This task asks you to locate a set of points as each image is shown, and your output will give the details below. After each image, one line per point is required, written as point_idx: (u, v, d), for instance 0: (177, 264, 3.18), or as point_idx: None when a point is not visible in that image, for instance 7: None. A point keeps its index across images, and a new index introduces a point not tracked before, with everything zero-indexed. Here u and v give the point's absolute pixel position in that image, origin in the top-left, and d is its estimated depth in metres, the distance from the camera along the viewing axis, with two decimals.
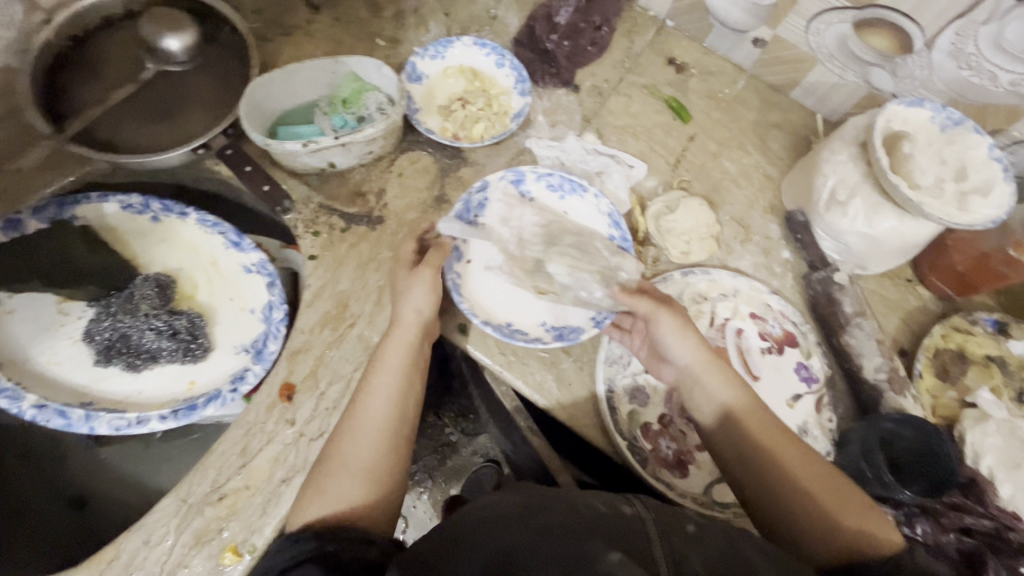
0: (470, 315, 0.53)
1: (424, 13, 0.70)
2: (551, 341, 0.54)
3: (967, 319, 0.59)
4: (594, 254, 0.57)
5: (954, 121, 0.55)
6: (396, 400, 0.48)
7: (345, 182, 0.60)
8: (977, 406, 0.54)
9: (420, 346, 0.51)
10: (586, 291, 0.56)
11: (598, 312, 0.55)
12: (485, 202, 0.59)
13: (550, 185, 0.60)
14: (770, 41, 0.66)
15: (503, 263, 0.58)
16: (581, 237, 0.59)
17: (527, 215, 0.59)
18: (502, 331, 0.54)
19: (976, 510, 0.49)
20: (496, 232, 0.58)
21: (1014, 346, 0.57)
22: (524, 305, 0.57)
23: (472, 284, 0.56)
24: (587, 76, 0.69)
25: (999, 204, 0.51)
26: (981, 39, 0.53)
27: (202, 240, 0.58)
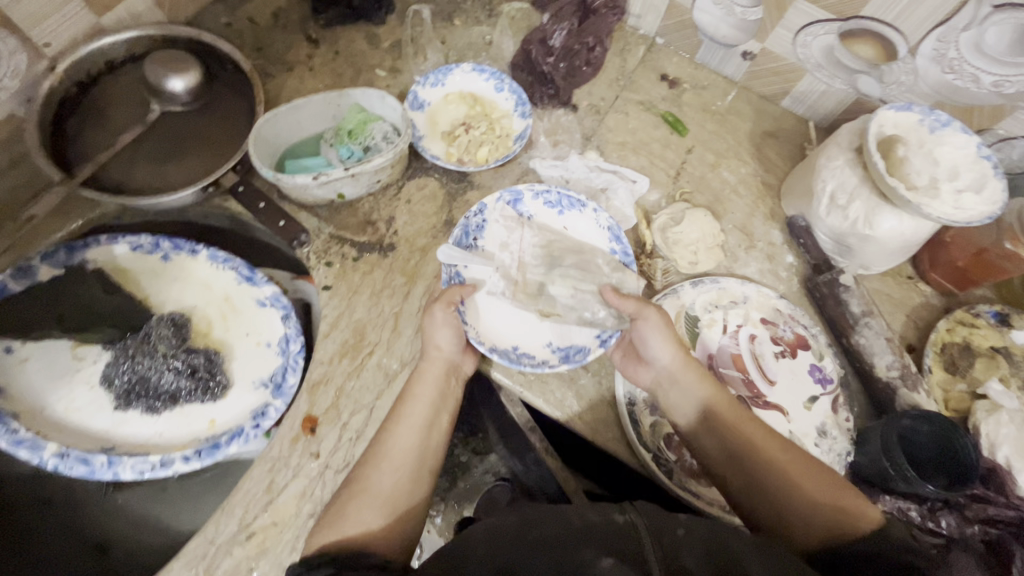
0: (476, 343, 0.53)
1: (422, 42, 0.71)
2: (558, 363, 0.54)
3: (970, 312, 0.60)
4: (596, 272, 0.58)
5: (942, 123, 0.57)
6: (425, 432, 0.49)
7: (354, 212, 0.61)
8: (988, 397, 0.55)
9: (450, 382, 0.52)
10: (590, 312, 0.56)
11: (603, 330, 0.55)
12: (484, 225, 0.59)
13: (547, 203, 0.61)
14: (758, 54, 0.68)
15: (505, 288, 0.57)
16: (582, 255, 0.59)
17: (526, 237, 0.60)
18: (509, 356, 0.54)
19: (999, 501, 0.51)
20: (496, 257, 0.59)
21: (1017, 336, 0.58)
22: (529, 328, 0.57)
23: (476, 310, 0.56)
24: (584, 96, 0.71)
25: (993, 201, 0.52)
26: (962, 44, 0.55)
27: (214, 277, 0.58)
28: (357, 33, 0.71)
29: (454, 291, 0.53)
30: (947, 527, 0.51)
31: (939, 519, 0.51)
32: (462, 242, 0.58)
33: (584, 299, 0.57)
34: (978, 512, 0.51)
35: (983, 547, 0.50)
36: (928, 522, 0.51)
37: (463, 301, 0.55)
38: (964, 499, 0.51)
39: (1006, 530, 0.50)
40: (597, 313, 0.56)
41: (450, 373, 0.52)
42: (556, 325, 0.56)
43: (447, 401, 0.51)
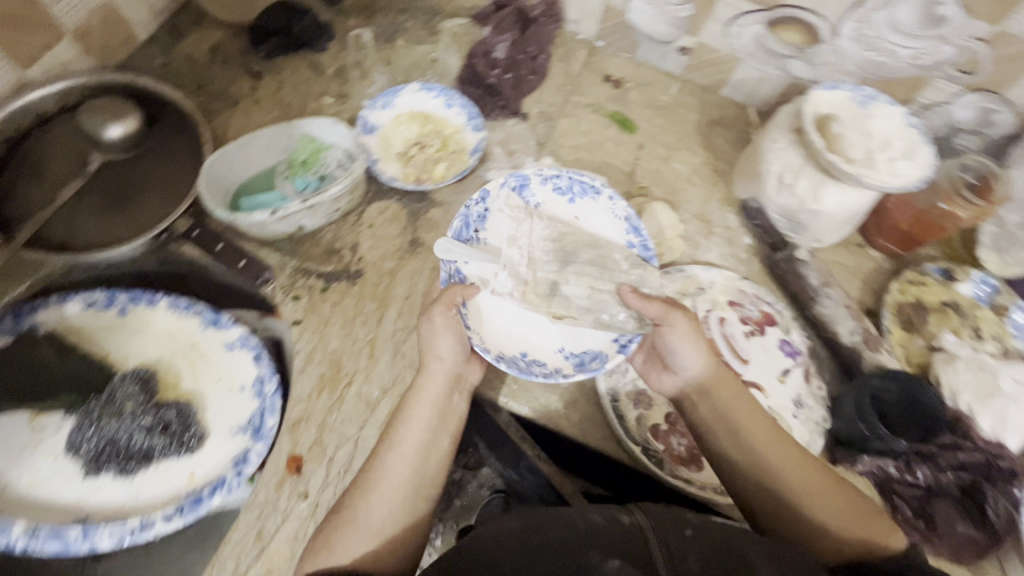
0: (482, 352, 0.53)
1: (366, 66, 0.71)
2: (573, 372, 0.53)
3: (918, 271, 0.63)
4: (613, 268, 0.57)
5: (869, 98, 0.61)
6: (420, 461, 0.48)
7: (317, 243, 0.60)
8: (943, 349, 0.58)
9: (451, 398, 0.51)
10: (609, 314, 0.55)
11: (620, 333, 0.54)
12: (486, 215, 0.59)
13: (558, 189, 0.61)
14: (694, 48, 0.71)
15: (514, 289, 0.57)
16: (597, 249, 0.59)
17: (536, 228, 0.60)
18: (519, 364, 0.53)
19: (967, 446, 0.53)
20: (505, 253, 0.58)
21: (962, 288, 0.62)
22: (540, 332, 0.56)
23: (485, 312, 0.56)
24: (533, 103, 0.72)
25: (923, 166, 0.56)
26: (880, 23, 0.59)
27: (177, 325, 0.56)
28: (299, 63, 0.71)
29: (455, 291, 0.52)
30: (922, 478, 0.53)
31: (915, 471, 0.53)
32: (463, 234, 0.58)
33: (602, 297, 0.56)
34: (950, 460, 0.53)
35: (958, 492, 0.52)
36: (905, 476, 0.53)
37: (465, 303, 0.55)
38: (935, 448, 0.53)
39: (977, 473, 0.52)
40: (617, 317, 0.55)
41: (451, 395, 0.51)
42: (570, 330, 0.56)
43: (448, 426, 0.51)
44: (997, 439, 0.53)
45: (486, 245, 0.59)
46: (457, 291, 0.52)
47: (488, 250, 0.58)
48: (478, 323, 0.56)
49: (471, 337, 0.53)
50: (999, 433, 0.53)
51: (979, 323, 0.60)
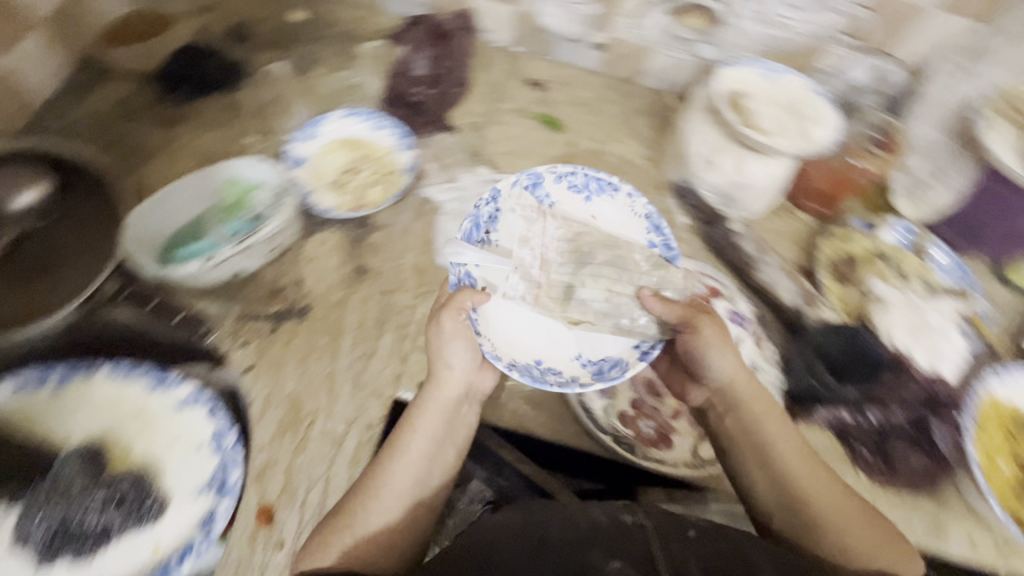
0: (494, 360, 0.53)
1: (286, 100, 0.70)
2: (592, 382, 0.54)
3: (842, 227, 0.67)
4: (633, 269, 0.59)
5: (773, 71, 0.65)
6: (425, 470, 0.49)
7: (258, 285, 0.59)
8: (874, 296, 0.62)
9: (461, 408, 0.53)
10: (629, 319, 0.57)
11: (641, 338, 0.56)
12: (497, 215, 0.59)
13: (575, 186, 0.61)
14: (606, 43, 0.73)
15: (526, 293, 0.58)
16: (615, 249, 0.60)
17: (549, 227, 0.61)
18: (534, 371, 0.54)
19: (908, 381, 0.58)
20: (517, 254, 0.59)
21: (883, 236, 0.66)
22: (556, 339, 0.57)
23: (496, 316, 0.57)
24: (460, 115, 0.73)
25: (830, 131, 0.61)
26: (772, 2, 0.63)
27: (120, 392, 0.53)
28: (216, 105, 0.69)
29: (466, 295, 0.53)
30: (875, 418, 0.57)
31: (867, 413, 0.57)
32: (473, 236, 0.58)
33: (619, 299, 0.58)
34: (895, 397, 0.57)
35: (909, 427, 0.57)
36: (859, 419, 0.57)
37: (476, 308, 0.55)
38: (881, 389, 0.58)
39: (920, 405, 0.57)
40: (636, 322, 0.57)
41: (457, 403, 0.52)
42: (588, 336, 0.57)
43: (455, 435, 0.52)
44: (932, 371, 0.58)
45: (497, 245, 0.59)
46: (467, 295, 0.53)
47: (500, 251, 0.59)
48: (488, 328, 0.56)
49: (481, 344, 0.54)
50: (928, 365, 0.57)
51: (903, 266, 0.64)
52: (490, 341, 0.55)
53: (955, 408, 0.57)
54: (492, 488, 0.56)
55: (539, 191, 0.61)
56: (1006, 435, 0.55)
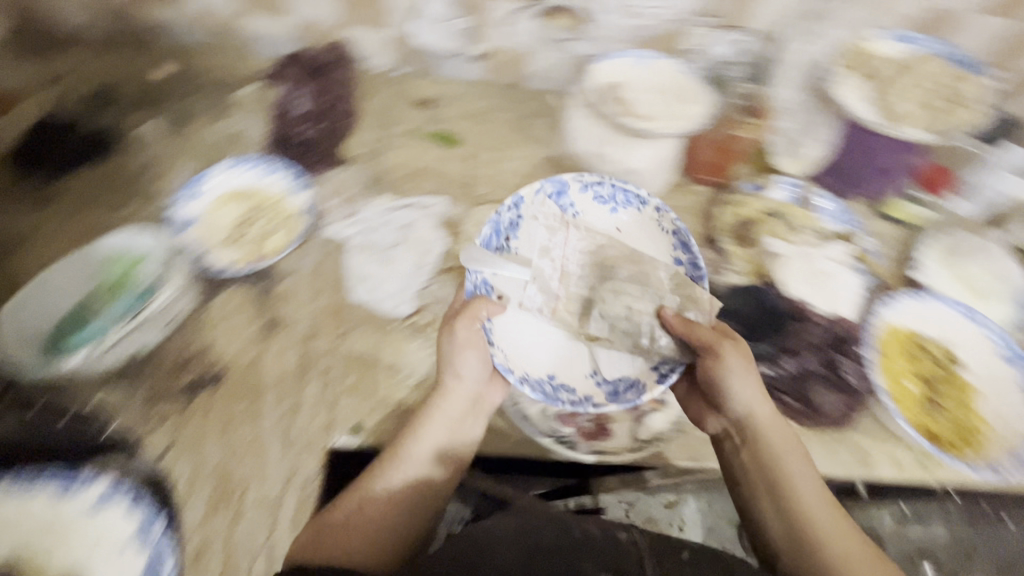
0: (506, 371, 0.55)
1: (166, 161, 0.67)
2: (605, 404, 0.55)
3: (732, 192, 0.69)
4: (657, 285, 0.57)
5: (645, 58, 0.68)
6: (422, 479, 0.51)
7: (162, 360, 0.55)
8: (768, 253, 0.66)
9: (466, 420, 0.55)
10: (648, 338, 0.56)
11: (659, 360, 0.56)
12: (517, 222, 0.60)
13: (598, 197, 0.62)
14: (486, 53, 0.74)
15: (543, 306, 0.58)
16: (639, 264, 0.58)
17: (571, 237, 0.60)
18: (546, 387, 0.56)
19: (811, 327, 0.63)
20: (537, 265, 0.59)
21: (773, 194, 0.69)
22: (571, 357, 0.58)
23: (509, 329, 0.58)
24: (352, 146, 0.71)
25: (701, 108, 0.66)
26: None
27: (21, 508, 0.47)
28: (88, 178, 0.65)
29: (479, 304, 0.55)
30: (791, 367, 0.61)
31: (783, 362, 0.61)
32: (491, 244, 0.59)
33: (640, 317, 0.56)
34: (803, 344, 0.62)
35: (821, 368, 0.61)
36: (778, 370, 0.61)
37: (490, 318, 0.57)
38: (790, 339, 0.62)
39: (827, 346, 0.62)
40: (658, 343, 0.55)
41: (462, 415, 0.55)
42: (605, 353, 0.58)
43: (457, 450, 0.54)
44: (830, 313, 0.63)
45: (517, 254, 0.60)
46: (480, 305, 0.55)
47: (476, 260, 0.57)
48: (502, 340, 0.58)
49: (493, 356, 0.56)
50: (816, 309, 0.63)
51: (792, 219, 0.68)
52: (503, 353, 0.57)
53: (856, 343, 0.62)
54: (469, 507, 0.56)
55: (563, 199, 0.61)
56: (908, 358, 0.61)
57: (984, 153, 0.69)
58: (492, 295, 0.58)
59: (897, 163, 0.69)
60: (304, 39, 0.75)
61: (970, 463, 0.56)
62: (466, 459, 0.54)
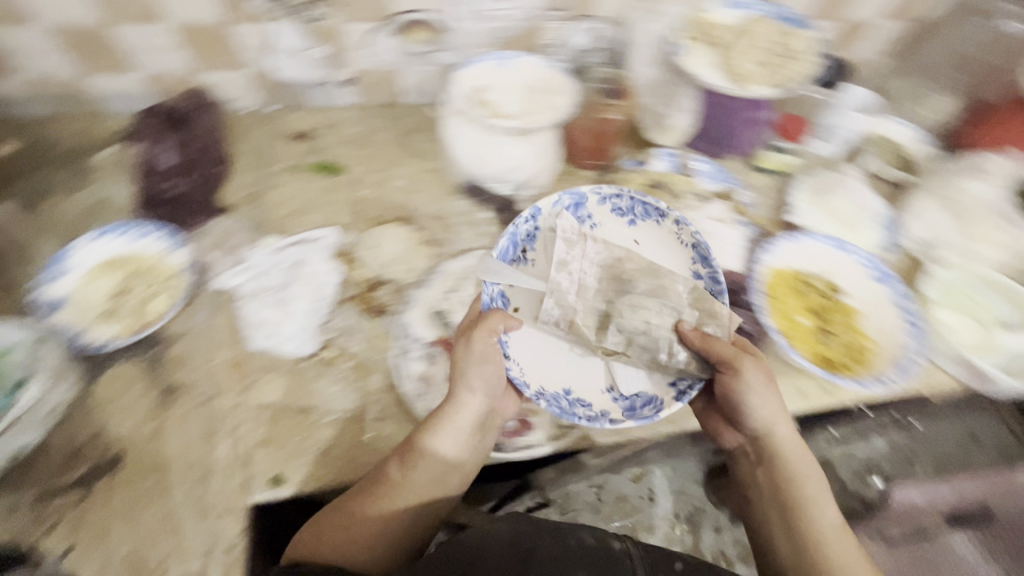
0: (523, 385, 0.56)
1: (25, 243, 0.63)
2: (622, 421, 0.56)
3: (616, 170, 0.76)
4: (675, 298, 0.58)
5: (506, 58, 0.69)
6: (429, 484, 0.53)
7: (50, 454, 0.52)
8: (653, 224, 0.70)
9: (478, 434, 0.55)
10: (665, 354, 0.57)
11: (677, 377, 0.58)
12: (534, 233, 0.62)
13: (615, 209, 0.65)
14: (354, 77, 0.74)
15: (562, 323, 0.58)
16: (656, 278, 0.60)
17: (589, 250, 0.61)
18: (562, 402, 0.57)
19: None
20: (556, 279, 0.59)
21: (653, 166, 0.76)
22: (587, 372, 0.59)
23: (527, 344, 0.59)
24: (231, 192, 0.69)
25: (569, 94, 0.67)
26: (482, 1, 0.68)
27: None
28: None
29: (496, 318, 0.55)
30: None
31: None
32: (507, 255, 0.61)
33: (657, 333, 0.57)
34: None
35: None
36: None
37: (506, 331, 0.58)
38: None
39: None
40: (674, 357, 0.56)
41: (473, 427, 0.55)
42: (624, 369, 0.58)
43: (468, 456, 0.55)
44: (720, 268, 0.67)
45: (533, 265, 0.62)
46: (498, 319, 0.55)
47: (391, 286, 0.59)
48: (520, 355, 0.59)
49: (509, 370, 0.56)
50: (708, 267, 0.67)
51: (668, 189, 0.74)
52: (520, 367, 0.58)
53: (746, 292, 0.66)
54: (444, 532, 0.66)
55: (581, 211, 0.64)
56: (796, 295, 0.66)
57: (832, 97, 0.78)
58: (508, 307, 0.59)
59: (749, 120, 0.74)
60: (158, 91, 0.72)
61: (861, 378, 0.61)
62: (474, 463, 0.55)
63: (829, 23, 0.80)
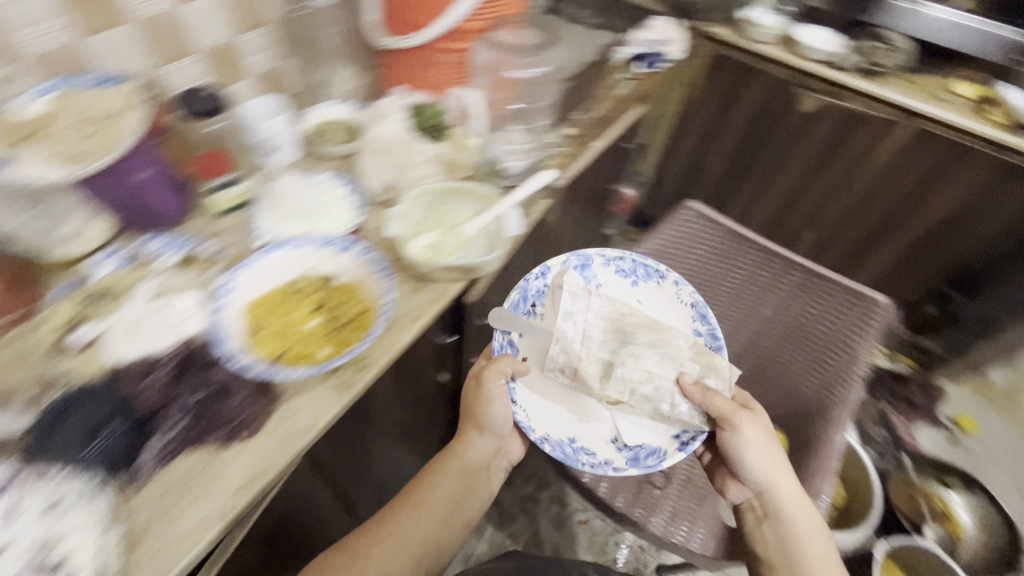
0: (529, 430, 0.80)
1: None
2: (625, 466, 0.80)
3: (42, 308, 0.64)
4: (674, 350, 0.87)
5: None
6: (431, 520, 0.82)
7: None
8: (88, 341, 0.60)
9: (469, 482, 0.86)
10: (666, 405, 0.82)
11: (680, 430, 0.82)
12: (540, 291, 0.89)
13: (618, 272, 0.94)
14: None
15: (568, 380, 0.84)
16: (649, 330, 0.88)
17: (591, 302, 0.89)
18: (568, 450, 0.80)
19: (161, 368, 0.58)
20: (562, 327, 0.85)
21: (92, 276, 0.67)
22: (593, 430, 0.83)
23: (540, 388, 0.84)
24: None
25: None
26: None
27: None
28: None
29: (505, 363, 0.80)
30: (179, 415, 0.56)
31: (166, 420, 0.56)
32: (517, 307, 0.86)
33: (658, 380, 0.84)
34: (170, 389, 0.57)
35: (203, 390, 0.58)
36: (168, 430, 0.56)
37: (514, 377, 0.82)
38: (153, 398, 0.57)
39: (190, 370, 0.59)
40: (677, 406, 0.82)
41: (477, 465, 0.86)
42: (626, 427, 0.83)
43: (470, 490, 0.87)
44: (174, 342, 0.60)
45: (540, 318, 0.87)
46: (507, 364, 0.80)
47: None
48: (535, 408, 0.83)
49: (517, 414, 0.81)
50: (158, 347, 0.60)
51: (105, 292, 0.65)
52: (527, 414, 0.82)
53: (215, 345, 0.60)
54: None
55: (586, 273, 0.92)
56: (288, 308, 0.65)
57: (235, 118, 0.76)
58: (518, 354, 0.85)
59: (132, 189, 0.68)
60: None
61: (355, 347, 0.63)
62: (461, 504, 0.86)
63: (192, 56, 0.79)
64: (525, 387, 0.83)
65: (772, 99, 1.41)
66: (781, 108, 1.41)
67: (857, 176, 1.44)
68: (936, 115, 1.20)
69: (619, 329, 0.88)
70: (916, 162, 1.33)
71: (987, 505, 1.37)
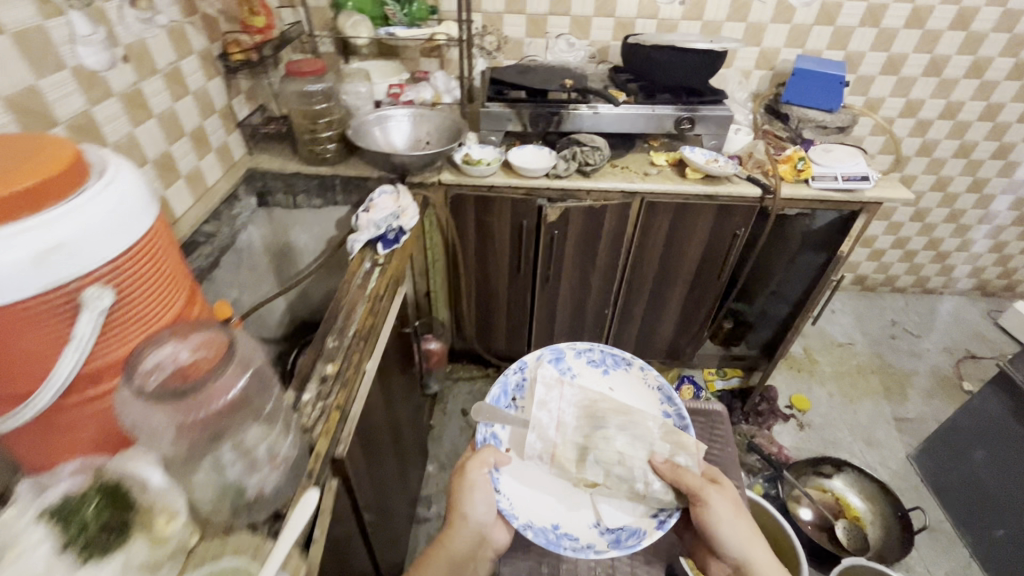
0: (513, 518, 0.88)
1: None
2: (606, 548, 0.87)
3: None
4: (643, 427, 0.97)
5: None
6: None
7: None
8: None
9: (461, 564, 0.92)
10: (642, 484, 0.90)
11: (658, 510, 0.90)
12: (517, 382, 1.04)
13: (592, 361, 1.09)
14: None
15: (548, 466, 0.94)
16: (623, 411, 0.99)
17: (565, 390, 1.02)
18: (554, 538, 0.88)
19: None
20: (537, 416, 0.98)
21: None
22: (577, 519, 0.91)
23: (525, 474, 0.95)
24: None
25: None
26: None
27: None
28: None
29: (488, 455, 0.92)
30: None
31: None
32: (499, 400, 1.01)
33: (630, 462, 0.92)
34: None
35: None
36: None
37: (494, 467, 0.93)
38: None
39: None
40: (651, 485, 0.90)
41: (464, 556, 0.92)
42: (607, 510, 0.92)
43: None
44: None
45: (519, 406, 1.02)
46: (489, 454, 0.92)
47: None
48: (516, 491, 0.93)
49: (501, 502, 0.90)
50: None
51: None
52: (512, 502, 0.91)
53: None
54: None
55: (561, 363, 1.08)
56: None
57: None
58: (502, 444, 0.97)
59: None
60: None
61: None
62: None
63: None
64: (504, 474, 0.94)
65: (520, 219, 1.43)
66: (534, 221, 1.44)
67: (623, 253, 1.53)
68: (650, 188, 1.35)
69: (592, 414, 0.98)
70: (656, 226, 1.46)
71: (859, 478, 1.49)
